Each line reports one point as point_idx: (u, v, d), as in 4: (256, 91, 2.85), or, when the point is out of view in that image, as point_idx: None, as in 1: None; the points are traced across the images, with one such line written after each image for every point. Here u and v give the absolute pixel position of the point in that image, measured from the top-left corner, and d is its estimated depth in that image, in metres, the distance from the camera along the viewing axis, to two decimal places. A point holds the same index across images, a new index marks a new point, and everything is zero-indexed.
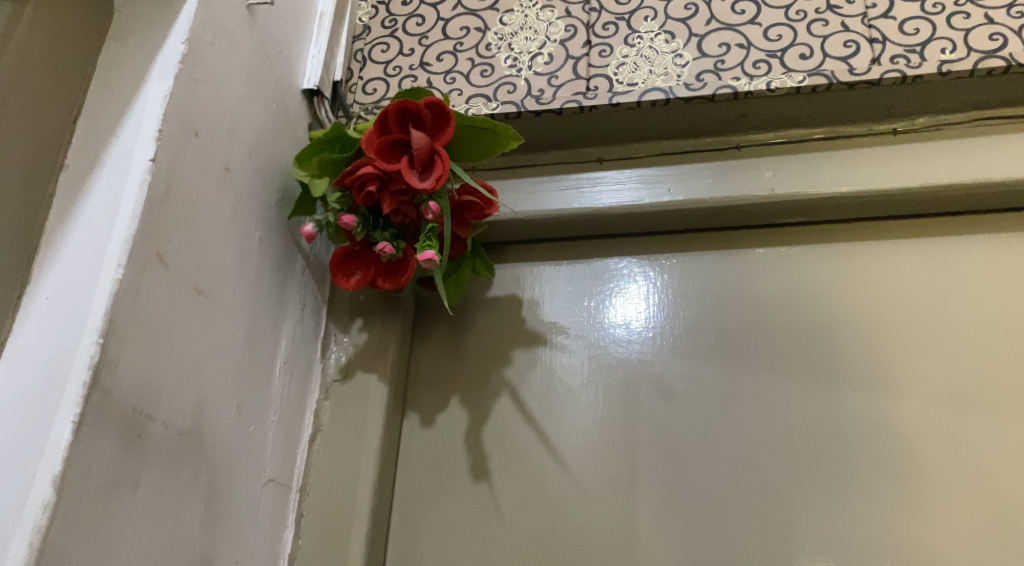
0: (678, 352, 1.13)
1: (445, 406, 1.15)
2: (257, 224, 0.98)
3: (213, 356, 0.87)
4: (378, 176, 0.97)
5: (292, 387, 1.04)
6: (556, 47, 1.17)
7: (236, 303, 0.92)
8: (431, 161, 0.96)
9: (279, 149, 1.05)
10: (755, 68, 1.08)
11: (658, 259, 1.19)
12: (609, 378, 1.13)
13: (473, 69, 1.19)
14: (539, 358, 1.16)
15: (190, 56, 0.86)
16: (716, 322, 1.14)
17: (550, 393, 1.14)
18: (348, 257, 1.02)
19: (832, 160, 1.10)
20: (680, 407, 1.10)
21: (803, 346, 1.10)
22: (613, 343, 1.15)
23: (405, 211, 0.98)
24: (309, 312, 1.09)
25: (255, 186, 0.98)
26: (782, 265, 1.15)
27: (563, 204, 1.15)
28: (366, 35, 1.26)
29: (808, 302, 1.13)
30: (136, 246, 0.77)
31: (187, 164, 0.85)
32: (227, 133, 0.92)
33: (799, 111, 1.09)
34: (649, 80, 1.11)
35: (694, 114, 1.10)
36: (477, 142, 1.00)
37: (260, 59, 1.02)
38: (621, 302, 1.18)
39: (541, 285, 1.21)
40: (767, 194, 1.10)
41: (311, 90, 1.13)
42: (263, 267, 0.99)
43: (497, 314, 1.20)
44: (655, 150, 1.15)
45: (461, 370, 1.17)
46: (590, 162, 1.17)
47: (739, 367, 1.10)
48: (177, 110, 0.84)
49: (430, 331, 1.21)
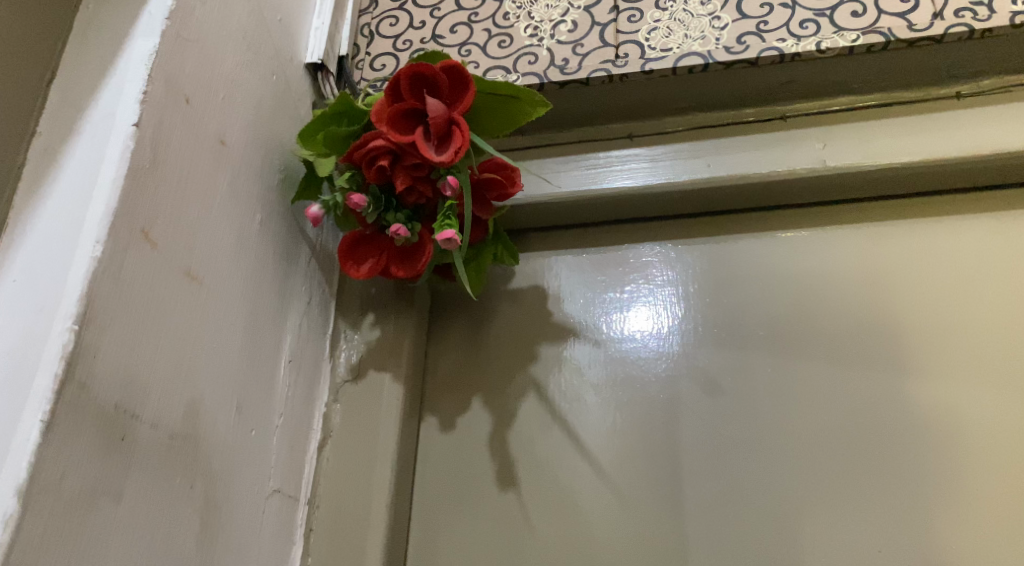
0: (722, 341, 1.02)
1: (466, 408, 1.05)
2: (257, 206, 0.88)
3: (209, 350, 0.77)
4: (390, 150, 0.87)
5: (299, 389, 0.94)
6: (580, 13, 1.08)
7: (235, 292, 0.82)
8: (448, 132, 0.86)
9: (281, 126, 0.95)
10: (803, 28, 0.98)
11: (695, 243, 1.09)
12: (647, 373, 1.03)
13: (490, 41, 1.09)
14: (567, 353, 1.06)
15: (178, 13, 0.77)
16: (763, 308, 1.03)
17: (582, 392, 1.03)
18: (360, 242, 0.93)
19: (888, 128, 1.00)
20: (728, 402, 0.99)
21: (862, 332, 1.00)
22: (651, 337, 1.05)
23: (420, 188, 0.88)
24: (316, 306, 0.99)
25: (255, 164, 0.89)
26: (833, 246, 1.05)
27: (591, 185, 1.05)
28: (373, 9, 1.17)
29: (867, 285, 1.02)
30: (118, 221, 0.67)
31: (177, 132, 0.75)
32: (222, 102, 0.83)
33: (850, 75, 0.99)
34: (684, 45, 1.01)
35: (736, 82, 1.01)
36: (498, 112, 0.90)
37: (258, 25, 0.92)
38: (655, 292, 1.07)
39: (568, 275, 1.10)
40: (817, 167, 1.00)
41: (314, 64, 1.04)
42: (264, 254, 0.89)
43: (521, 307, 1.10)
44: (691, 124, 1.05)
45: (483, 368, 1.07)
46: (620, 138, 1.07)
47: (791, 357, 1.00)
48: (165, 70, 0.74)
49: (448, 326, 1.11)
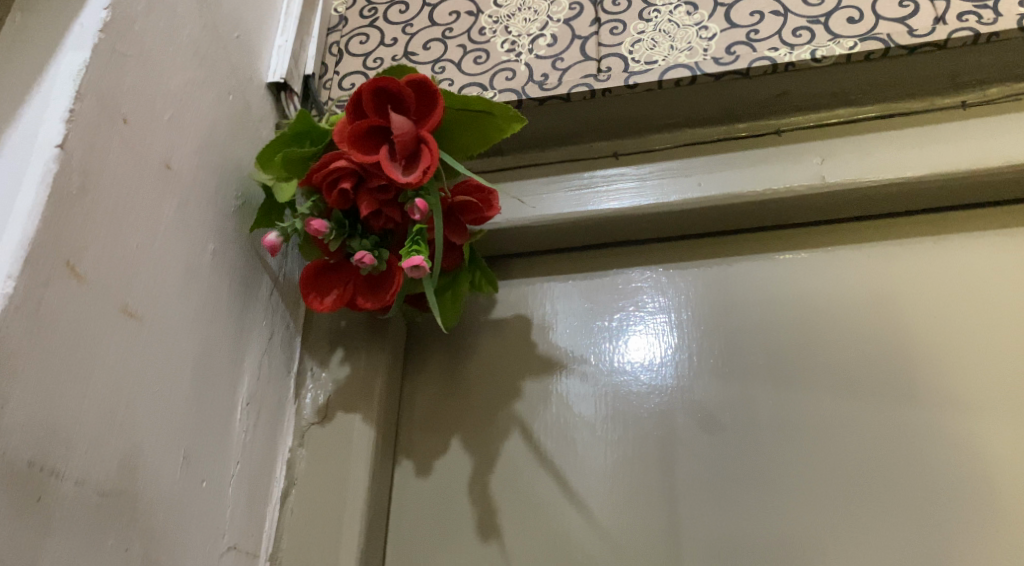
0: (719, 372, 0.95)
1: (445, 450, 0.97)
2: (210, 235, 0.81)
3: (151, 394, 0.70)
4: (353, 171, 0.80)
5: (259, 434, 0.86)
6: (560, 27, 1.02)
7: (183, 329, 0.75)
8: (416, 151, 0.79)
9: (238, 149, 0.88)
10: (796, 36, 0.92)
11: (689, 267, 1.02)
12: (640, 409, 0.95)
13: (465, 57, 1.03)
14: (553, 388, 0.98)
15: (114, 25, 0.71)
16: (764, 335, 0.96)
17: (571, 430, 0.95)
18: (324, 273, 0.85)
19: (891, 141, 0.93)
20: (729, 439, 0.91)
21: (870, 360, 0.92)
22: (644, 369, 0.97)
23: (387, 212, 0.81)
24: (278, 342, 0.92)
25: (208, 190, 0.82)
26: (836, 267, 0.98)
27: (575, 207, 0.98)
28: (343, 26, 1.11)
29: (874, 310, 0.95)
30: (35, 253, 0.61)
31: (112, 154, 0.68)
32: (168, 123, 0.76)
33: (848, 85, 0.93)
34: (670, 57, 0.95)
35: (727, 95, 0.94)
36: (471, 129, 0.83)
37: (212, 41, 0.86)
38: (646, 320, 1.00)
39: (554, 303, 1.03)
40: (816, 184, 0.93)
41: (277, 84, 0.97)
42: (218, 287, 0.81)
43: (502, 339, 1.02)
44: (679, 140, 0.99)
45: (463, 406, 0.99)
46: (604, 157, 1.00)
47: (796, 388, 0.92)
48: (97, 87, 0.68)
49: (425, 361, 1.03)
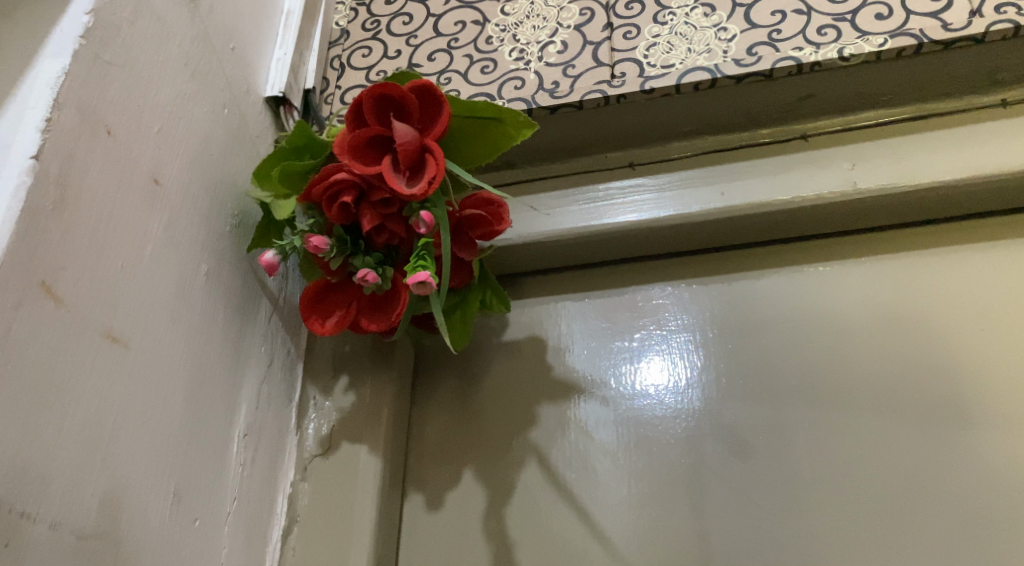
0: (749, 393, 0.89)
1: (457, 482, 0.91)
2: (203, 255, 0.76)
3: (137, 426, 0.64)
4: (355, 184, 0.75)
5: (258, 468, 0.80)
6: (570, 33, 0.97)
7: (174, 355, 0.70)
8: (421, 161, 0.74)
9: (234, 165, 0.83)
10: (821, 35, 0.87)
11: (712, 282, 0.96)
12: (666, 435, 0.89)
13: (472, 67, 0.98)
14: (572, 413, 0.92)
15: (97, 31, 0.66)
16: (795, 354, 0.90)
17: (591, 458, 0.89)
18: (325, 293, 0.80)
19: (925, 143, 0.88)
20: (761, 467, 0.85)
21: (911, 378, 0.86)
22: (667, 392, 0.91)
23: (391, 227, 0.76)
24: (278, 369, 0.86)
25: (201, 207, 0.77)
26: (871, 278, 0.92)
27: (591, 220, 0.93)
28: (344, 40, 1.07)
29: (913, 324, 0.88)
30: (6, 272, 0.56)
31: (93, 167, 0.63)
32: (157, 136, 0.71)
33: (878, 85, 0.87)
34: (688, 60, 0.90)
35: (749, 99, 0.89)
36: (479, 139, 0.78)
37: (205, 52, 0.81)
38: (668, 340, 0.94)
39: (570, 323, 0.97)
40: (847, 191, 0.88)
41: (275, 98, 0.93)
42: (213, 310, 0.76)
43: (516, 362, 0.96)
44: (699, 148, 0.94)
45: (475, 434, 0.93)
46: (620, 168, 0.95)
47: (832, 410, 0.86)
48: (77, 96, 0.63)
49: (434, 386, 0.97)
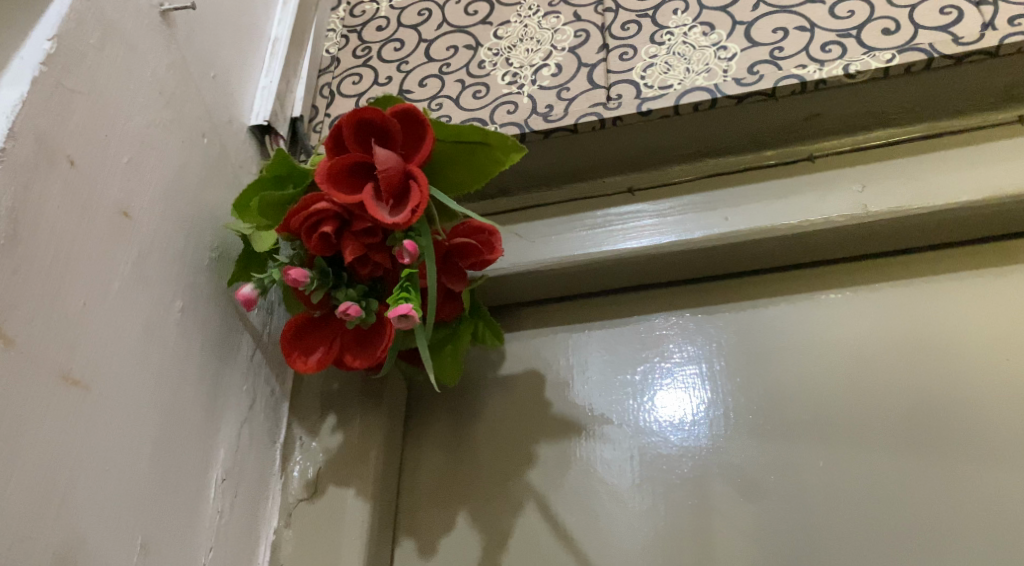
0: (758, 429, 0.84)
1: (451, 526, 0.86)
2: (178, 290, 0.72)
3: (97, 475, 0.60)
4: (335, 213, 0.71)
5: (237, 515, 0.76)
6: (564, 55, 0.94)
7: (143, 398, 0.66)
8: (404, 187, 0.71)
9: (214, 196, 0.80)
10: (826, 51, 0.83)
11: (718, 312, 0.91)
12: (672, 475, 0.84)
13: (464, 92, 0.95)
14: (573, 452, 0.87)
15: (59, 58, 0.63)
16: (808, 386, 0.85)
17: (592, 500, 0.84)
18: (308, 327, 0.76)
19: (939, 162, 0.83)
20: (773, 508, 0.80)
21: (932, 412, 0.81)
22: (673, 429, 0.86)
23: (375, 258, 0.72)
24: (261, 409, 0.82)
25: (177, 240, 0.73)
26: (886, 306, 0.87)
27: (589, 248, 0.89)
28: (335, 67, 1.04)
29: (933, 354, 0.83)
30: None
31: (51, 200, 0.60)
32: (127, 166, 0.68)
33: (887, 103, 0.83)
34: (686, 80, 0.86)
35: (751, 119, 0.85)
36: (466, 164, 0.74)
37: (182, 80, 0.78)
38: (674, 374, 0.89)
39: (570, 355, 0.93)
40: (857, 214, 0.83)
41: (260, 127, 0.90)
42: (188, 348, 0.72)
43: (513, 398, 0.92)
44: (701, 172, 0.90)
45: (470, 475, 0.88)
46: (619, 193, 0.91)
47: (847, 446, 0.81)
48: (35, 125, 0.60)
49: (428, 424, 0.93)
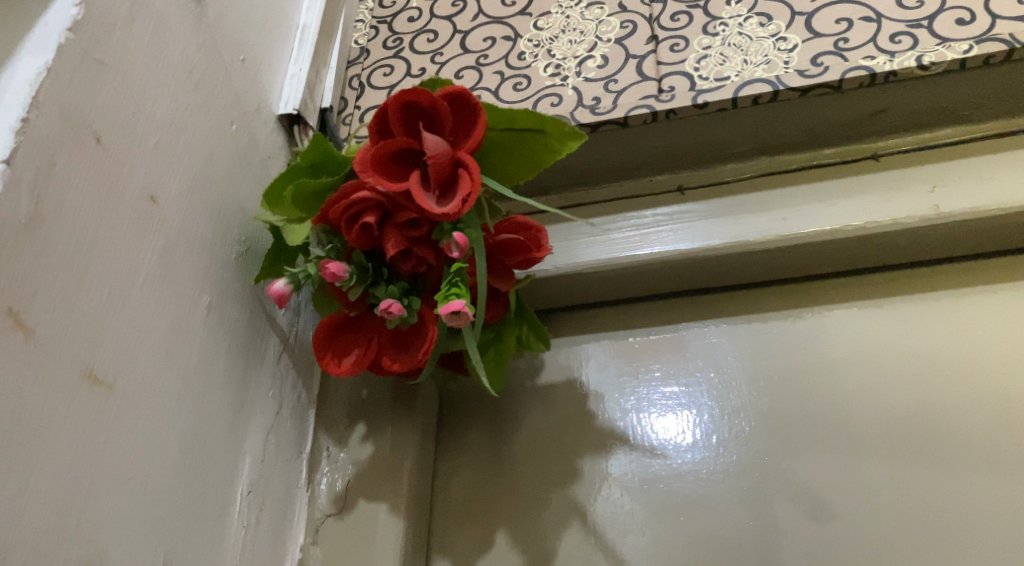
0: (821, 444, 0.78)
1: (489, 545, 0.80)
2: (205, 285, 0.67)
3: (119, 484, 0.55)
4: (378, 203, 0.66)
5: (263, 530, 0.70)
6: (610, 47, 0.89)
7: (168, 400, 0.60)
8: (453, 176, 0.65)
9: (243, 186, 0.75)
10: (895, 43, 0.78)
11: (771, 320, 0.86)
12: (729, 493, 0.78)
13: (504, 84, 0.90)
14: (621, 467, 0.81)
15: (87, 26, 0.57)
16: (873, 399, 0.79)
17: (642, 519, 0.79)
18: (342, 328, 0.70)
19: (1015, 161, 0.78)
20: (843, 532, 0.74)
21: (1010, 428, 0.75)
22: (729, 443, 0.80)
23: (418, 252, 0.67)
24: (287, 416, 0.76)
25: (204, 232, 0.68)
26: (955, 314, 0.81)
27: (638, 249, 0.84)
28: (364, 59, 0.99)
29: (1009, 366, 0.78)
30: None
31: (77, 179, 0.55)
32: (155, 149, 0.63)
33: (958, 98, 0.78)
34: (745, 72, 0.81)
35: (813, 114, 0.80)
36: (518, 154, 0.69)
37: (210, 61, 0.73)
38: (728, 384, 0.83)
39: (614, 364, 0.87)
40: (928, 216, 0.78)
41: (289, 116, 0.85)
42: (214, 348, 0.67)
43: (554, 409, 0.86)
44: (755, 171, 0.85)
45: (509, 489, 0.83)
46: (668, 192, 0.86)
47: (919, 464, 0.75)
48: (60, 95, 0.54)
49: (462, 435, 0.87)
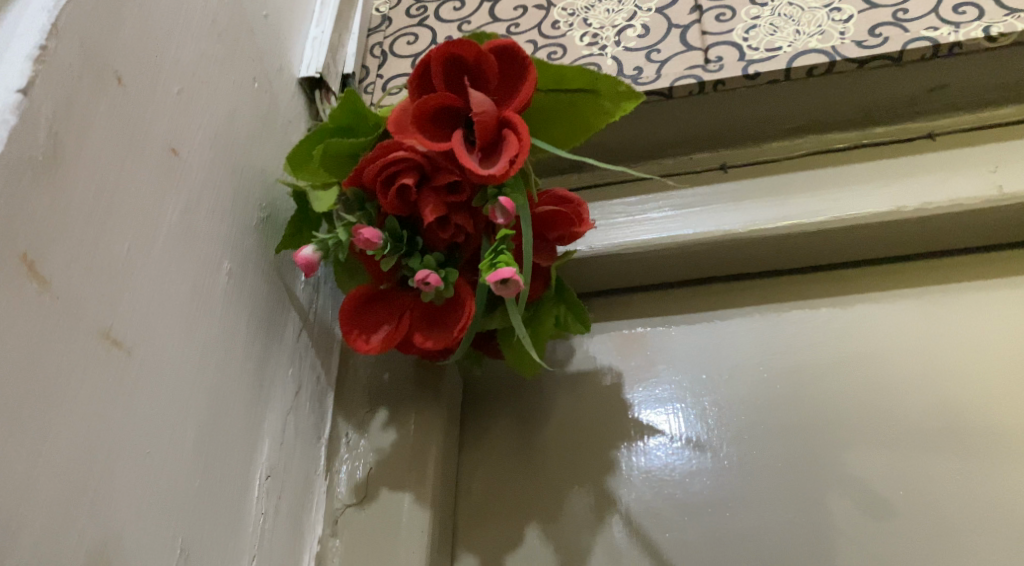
0: (874, 437, 0.74)
1: (519, 540, 0.75)
2: (226, 251, 0.61)
3: (138, 462, 0.49)
4: (416, 164, 0.61)
5: (282, 519, 0.65)
6: (651, 16, 0.84)
7: (188, 372, 0.55)
8: (498, 136, 0.60)
9: (264, 149, 0.69)
10: (959, 13, 0.74)
11: (817, 306, 0.81)
12: (777, 487, 0.73)
13: (537, 53, 0.85)
14: (659, 460, 0.77)
15: None
16: (930, 392, 0.75)
17: (684, 513, 0.74)
18: (371, 302, 0.65)
19: None
20: (903, 530, 0.70)
21: None
22: (775, 436, 0.76)
23: (458, 220, 0.62)
24: (306, 398, 0.71)
25: (226, 194, 0.62)
26: (1013, 303, 0.77)
27: (680, 229, 0.79)
28: (386, 27, 0.93)
29: None
30: None
31: (98, 122, 0.49)
32: (178, 99, 0.57)
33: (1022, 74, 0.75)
34: (798, 42, 0.76)
35: (868, 89, 0.76)
36: (565, 116, 0.64)
37: (233, 12, 0.67)
38: (772, 372, 0.79)
39: (650, 350, 0.82)
40: (991, 197, 0.74)
41: (311, 80, 0.79)
42: (235, 319, 0.61)
43: (586, 397, 0.81)
44: (803, 148, 0.80)
45: (540, 481, 0.78)
46: (710, 170, 0.82)
47: (980, 459, 0.71)
48: (81, 28, 0.49)
49: (487, 424, 0.82)
